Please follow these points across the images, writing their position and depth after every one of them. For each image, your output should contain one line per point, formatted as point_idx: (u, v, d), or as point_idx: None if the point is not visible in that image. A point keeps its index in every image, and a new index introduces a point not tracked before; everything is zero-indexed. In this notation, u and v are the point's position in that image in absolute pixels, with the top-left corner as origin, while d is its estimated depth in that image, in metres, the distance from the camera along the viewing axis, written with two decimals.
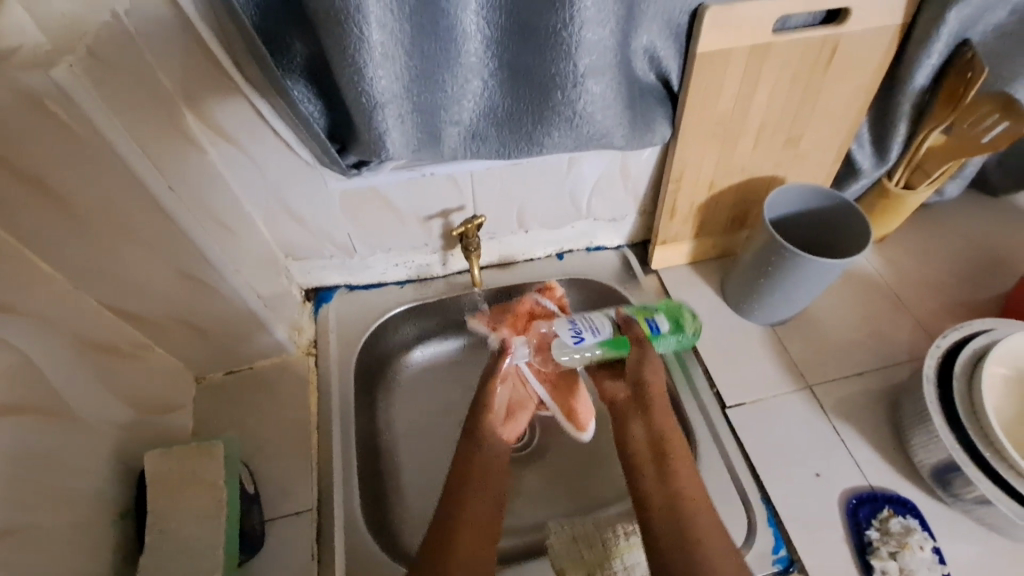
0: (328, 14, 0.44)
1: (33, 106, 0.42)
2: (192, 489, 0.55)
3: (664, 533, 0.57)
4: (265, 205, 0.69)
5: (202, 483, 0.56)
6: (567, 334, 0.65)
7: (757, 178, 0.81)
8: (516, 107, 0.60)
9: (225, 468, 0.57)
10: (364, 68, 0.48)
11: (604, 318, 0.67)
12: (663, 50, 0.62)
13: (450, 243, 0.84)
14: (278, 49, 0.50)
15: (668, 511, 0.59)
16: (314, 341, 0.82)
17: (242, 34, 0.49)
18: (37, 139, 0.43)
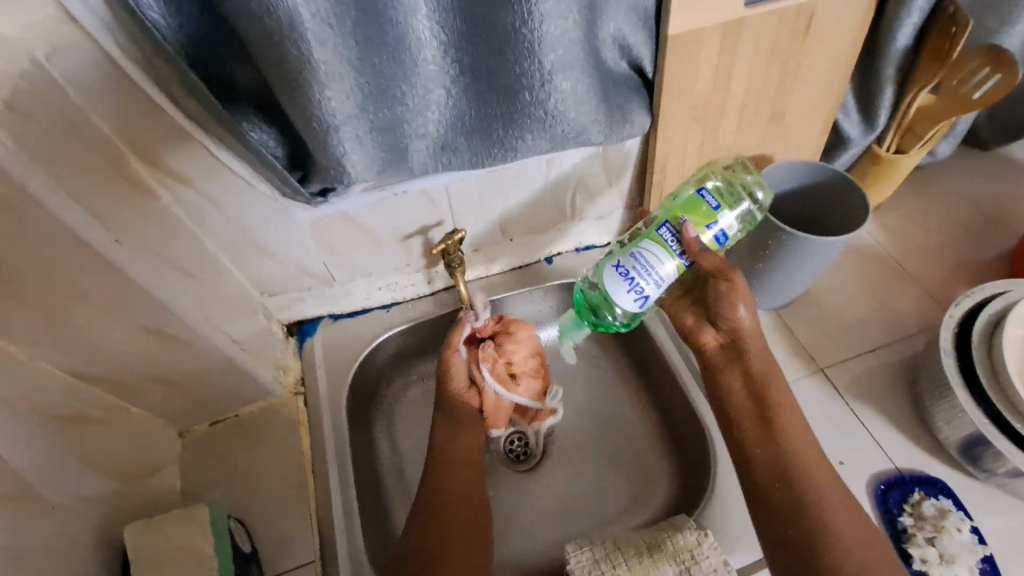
0: (260, 35, 0.41)
1: None
2: (180, 559, 0.51)
3: (777, 493, 0.55)
4: (231, 244, 0.65)
5: (190, 552, 0.52)
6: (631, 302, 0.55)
7: (744, 159, 0.78)
8: (484, 113, 0.56)
9: (210, 532, 0.53)
10: (310, 90, 0.44)
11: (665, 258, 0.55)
12: (633, 37, 0.58)
13: (433, 261, 0.80)
14: (214, 78, 0.46)
15: (778, 479, 0.55)
16: (301, 378, 0.78)
17: (172, 67, 0.45)
18: None
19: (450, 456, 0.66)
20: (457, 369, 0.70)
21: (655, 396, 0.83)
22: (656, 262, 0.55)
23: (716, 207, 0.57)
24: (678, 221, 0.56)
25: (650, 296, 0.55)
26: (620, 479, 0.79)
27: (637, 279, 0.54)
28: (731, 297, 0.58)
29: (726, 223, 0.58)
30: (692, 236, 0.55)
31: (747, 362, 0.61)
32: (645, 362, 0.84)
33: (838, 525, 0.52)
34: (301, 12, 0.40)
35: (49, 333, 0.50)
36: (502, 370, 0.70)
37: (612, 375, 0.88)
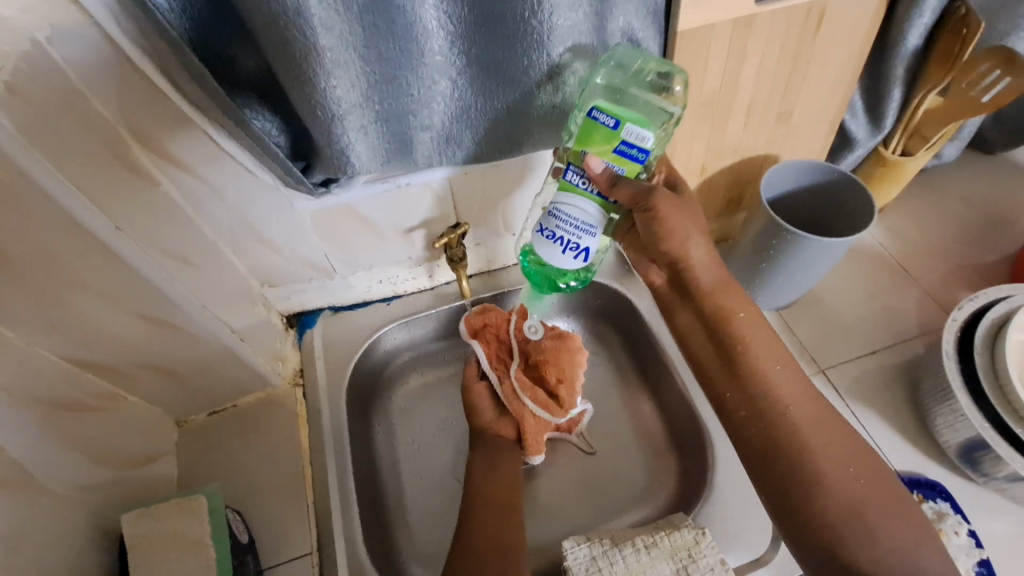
0: (268, 21, 0.40)
1: None
2: (178, 549, 0.51)
3: (755, 436, 0.56)
4: (232, 233, 0.64)
5: (188, 542, 0.51)
6: (568, 259, 0.54)
7: (749, 158, 0.78)
8: (490, 105, 0.55)
9: (207, 523, 0.53)
10: (316, 77, 0.43)
11: (586, 202, 0.54)
12: (643, 32, 0.58)
13: (435, 254, 0.79)
14: (219, 65, 0.45)
15: (751, 417, 0.56)
16: (300, 370, 0.78)
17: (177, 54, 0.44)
18: None
19: (486, 481, 0.68)
20: (484, 402, 0.74)
21: (654, 393, 0.83)
22: (575, 211, 0.54)
23: (614, 125, 0.50)
24: (580, 156, 0.53)
25: (586, 245, 0.54)
26: (619, 476, 0.79)
27: (563, 234, 0.54)
28: (665, 228, 0.56)
29: (635, 135, 0.50)
30: (596, 171, 0.52)
31: (697, 301, 0.60)
32: (645, 359, 0.84)
33: (812, 469, 0.52)
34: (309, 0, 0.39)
35: (48, 320, 0.49)
36: (539, 397, 0.72)
37: (611, 372, 0.88)
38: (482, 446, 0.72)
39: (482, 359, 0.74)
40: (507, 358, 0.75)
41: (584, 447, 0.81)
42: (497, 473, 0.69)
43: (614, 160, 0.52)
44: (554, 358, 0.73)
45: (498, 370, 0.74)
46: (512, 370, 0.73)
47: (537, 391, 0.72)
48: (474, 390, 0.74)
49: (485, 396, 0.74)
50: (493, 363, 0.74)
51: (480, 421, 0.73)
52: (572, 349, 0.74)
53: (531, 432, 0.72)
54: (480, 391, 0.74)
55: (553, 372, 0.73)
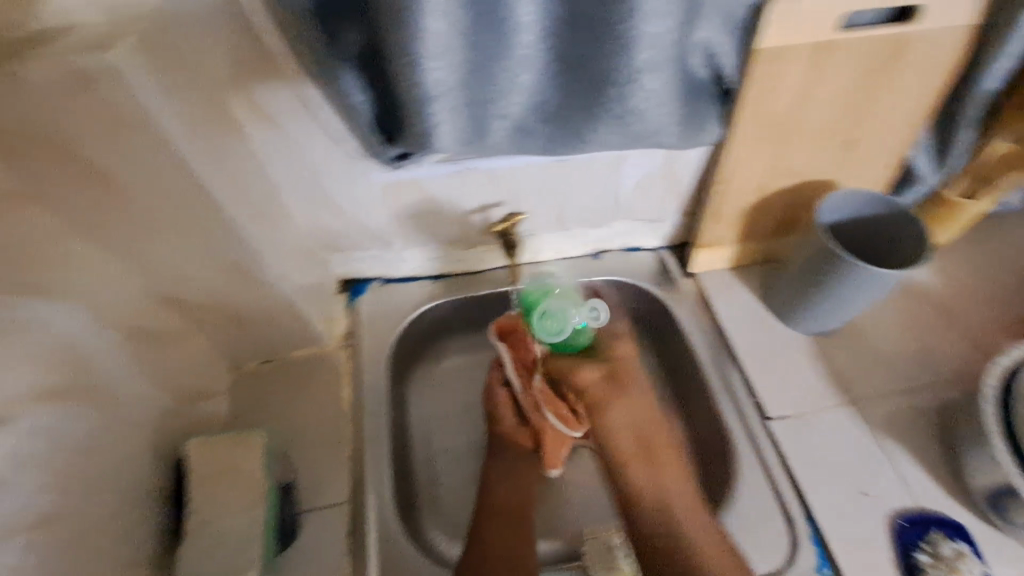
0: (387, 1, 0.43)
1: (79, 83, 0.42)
2: (232, 482, 0.55)
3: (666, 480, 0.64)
4: (306, 194, 0.68)
5: (241, 475, 0.55)
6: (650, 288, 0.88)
7: (808, 182, 0.79)
8: (566, 102, 0.58)
9: (263, 459, 0.57)
10: (420, 57, 0.46)
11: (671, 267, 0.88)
12: (720, 46, 0.60)
13: (487, 239, 0.83)
14: (330, 36, 0.49)
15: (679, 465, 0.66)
16: (347, 333, 0.82)
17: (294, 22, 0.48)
18: (86, 120, 0.44)
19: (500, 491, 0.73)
20: (505, 408, 0.77)
21: (682, 401, 0.85)
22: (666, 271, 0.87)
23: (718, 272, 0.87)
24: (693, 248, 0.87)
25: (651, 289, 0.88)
26: None
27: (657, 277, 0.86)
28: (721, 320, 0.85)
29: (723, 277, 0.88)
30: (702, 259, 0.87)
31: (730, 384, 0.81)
32: (677, 367, 0.86)
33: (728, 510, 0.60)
34: None
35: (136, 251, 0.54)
36: (560, 411, 0.72)
37: (640, 375, 0.90)
38: (500, 452, 0.76)
39: (506, 367, 0.76)
40: (530, 366, 0.75)
41: (608, 450, 0.82)
42: (515, 484, 0.74)
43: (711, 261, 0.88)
44: (577, 373, 0.71)
45: (520, 380, 0.75)
46: (533, 383, 0.73)
47: (560, 407, 0.72)
48: (497, 396, 0.77)
49: (507, 403, 0.77)
50: (517, 371, 0.75)
51: (501, 428, 0.77)
52: (602, 378, 0.68)
53: (549, 446, 0.74)
54: (503, 396, 0.78)
55: (578, 399, 0.70)
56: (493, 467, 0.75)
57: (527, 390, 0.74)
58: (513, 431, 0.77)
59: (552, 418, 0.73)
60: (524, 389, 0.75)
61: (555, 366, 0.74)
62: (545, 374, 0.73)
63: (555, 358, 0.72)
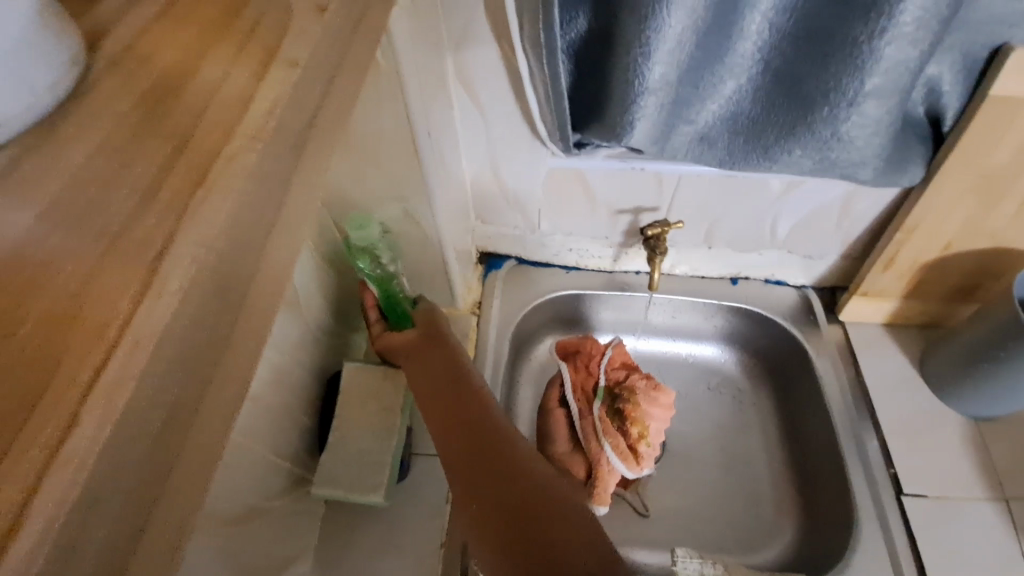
0: None
1: None
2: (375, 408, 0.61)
3: None
4: (478, 164, 0.73)
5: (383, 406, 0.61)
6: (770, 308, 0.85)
7: (1006, 250, 0.70)
8: (765, 116, 0.56)
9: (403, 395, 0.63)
10: (647, 50, 0.47)
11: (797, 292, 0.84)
12: (948, 84, 0.56)
13: (629, 241, 0.83)
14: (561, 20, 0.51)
15: None
16: (478, 302, 0.85)
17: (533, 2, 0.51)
18: None
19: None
20: (561, 428, 0.77)
21: (800, 451, 0.79)
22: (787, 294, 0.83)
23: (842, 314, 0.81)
24: None
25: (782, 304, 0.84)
26: (736, 515, 0.77)
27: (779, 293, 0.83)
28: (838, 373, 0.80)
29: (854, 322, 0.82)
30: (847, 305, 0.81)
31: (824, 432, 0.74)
32: (802, 414, 0.81)
33: None
34: None
35: None
36: (618, 440, 0.73)
37: (755, 414, 0.85)
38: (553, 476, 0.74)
39: (567, 386, 0.78)
40: (591, 393, 0.78)
41: (640, 506, 0.77)
42: None
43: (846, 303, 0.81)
44: (638, 402, 0.74)
45: (579, 403, 0.77)
46: (595, 408, 0.75)
47: (617, 437, 0.73)
48: (552, 415, 0.78)
49: (562, 424, 0.77)
50: (574, 397, 0.78)
51: (553, 449, 0.76)
52: (657, 405, 0.74)
53: (605, 475, 0.71)
54: (557, 417, 0.78)
55: (636, 425, 0.73)
56: None
57: (584, 414, 0.76)
58: (567, 453, 0.75)
59: (611, 444, 0.72)
60: (582, 414, 0.76)
61: (616, 396, 0.77)
62: (605, 399, 0.77)
63: (616, 386, 0.77)
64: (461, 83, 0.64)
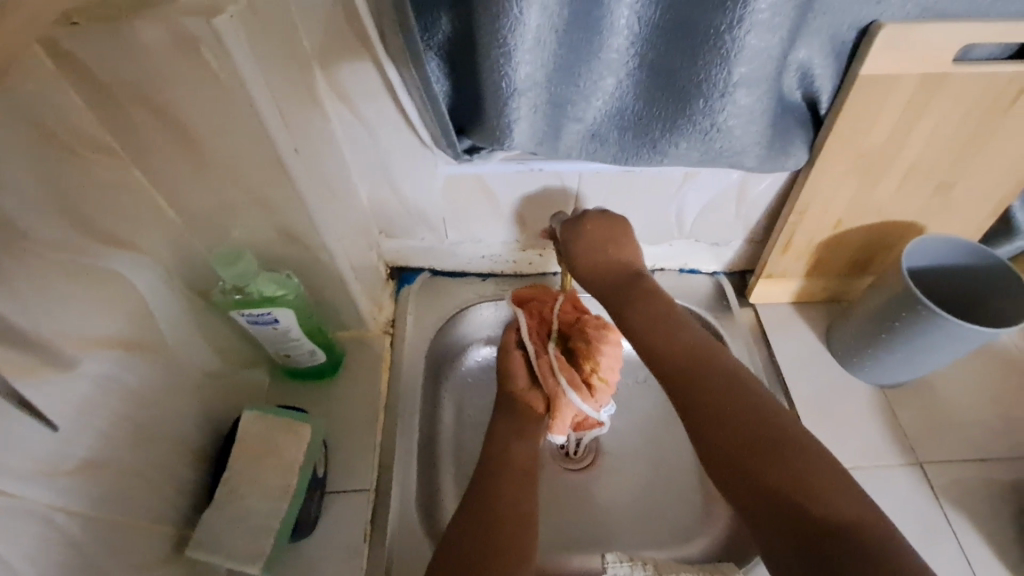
0: None
1: (186, 49, 0.41)
2: (271, 462, 0.55)
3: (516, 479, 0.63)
4: (371, 176, 0.69)
5: (282, 461, 0.56)
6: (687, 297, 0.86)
7: (892, 224, 0.73)
8: (647, 110, 0.56)
9: (304, 455, 0.56)
10: (512, 51, 0.45)
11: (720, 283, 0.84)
12: (820, 68, 0.57)
13: (541, 243, 0.81)
14: (423, 23, 0.48)
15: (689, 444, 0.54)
16: (391, 320, 0.81)
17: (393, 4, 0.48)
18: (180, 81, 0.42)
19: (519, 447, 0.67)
20: (520, 370, 0.72)
21: None
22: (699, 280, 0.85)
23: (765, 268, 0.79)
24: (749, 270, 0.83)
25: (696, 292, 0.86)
26: (670, 508, 0.77)
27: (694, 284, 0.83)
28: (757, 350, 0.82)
29: (766, 296, 0.84)
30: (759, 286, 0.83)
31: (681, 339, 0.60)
32: None
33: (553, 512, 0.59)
34: None
35: (206, 212, 0.54)
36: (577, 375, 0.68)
37: None
38: (507, 413, 0.70)
39: (522, 330, 0.73)
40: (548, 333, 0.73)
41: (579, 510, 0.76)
42: (520, 448, 0.66)
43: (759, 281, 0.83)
44: (599, 331, 0.69)
45: (537, 338, 0.72)
46: (551, 347, 0.71)
47: (572, 373, 0.69)
48: (509, 357, 0.73)
49: (520, 364, 0.72)
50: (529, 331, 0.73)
51: (512, 388, 0.71)
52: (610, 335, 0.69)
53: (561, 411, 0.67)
54: (515, 358, 0.73)
55: (587, 361, 0.68)
56: (499, 428, 0.69)
57: (542, 347, 0.72)
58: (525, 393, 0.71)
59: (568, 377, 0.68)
60: (541, 349, 0.72)
61: (571, 337, 0.72)
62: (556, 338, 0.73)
63: (569, 328, 0.73)
64: (336, 94, 0.59)
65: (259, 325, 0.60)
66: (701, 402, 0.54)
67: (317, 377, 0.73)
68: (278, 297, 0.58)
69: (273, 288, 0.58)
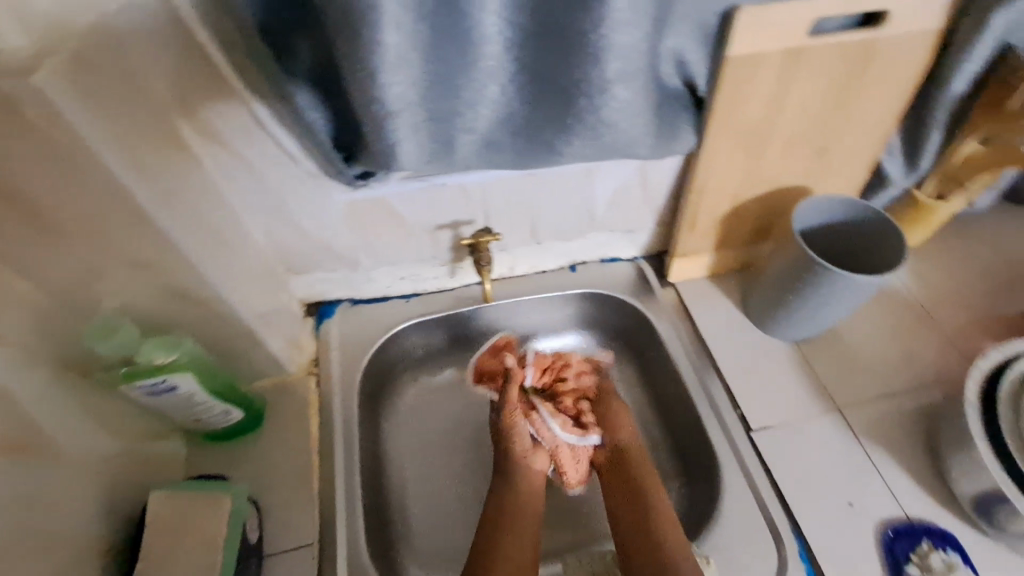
0: (339, 15, 0.40)
1: None
2: (190, 539, 0.51)
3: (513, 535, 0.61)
4: (263, 215, 0.65)
5: (201, 537, 0.51)
6: (611, 287, 0.88)
7: (782, 191, 0.78)
8: (535, 113, 0.55)
9: (227, 525, 0.52)
10: (379, 73, 0.44)
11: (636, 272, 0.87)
12: (691, 53, 0.59)
13: (459, 256, 0.80)
14: (282, 53, 0.46)
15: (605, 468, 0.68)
16: (315, 360, 0.77)
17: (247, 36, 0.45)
18: None
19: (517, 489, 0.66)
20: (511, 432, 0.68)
21: (666, 416, 0.83)
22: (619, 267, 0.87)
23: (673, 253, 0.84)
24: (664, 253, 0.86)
25: (619, 280, 0.88)
26: None
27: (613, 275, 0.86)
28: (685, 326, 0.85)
29: (684, 273, 0.87)
30: (675, 267, 0.86)
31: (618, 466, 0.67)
32: (661, 380, 0.84)
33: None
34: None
35: (69, 284, 0.49)
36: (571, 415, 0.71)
37: (622, 390, 0.87)
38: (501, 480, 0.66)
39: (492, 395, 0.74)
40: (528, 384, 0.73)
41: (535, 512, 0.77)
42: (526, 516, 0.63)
43: (675, 262, 0.86)
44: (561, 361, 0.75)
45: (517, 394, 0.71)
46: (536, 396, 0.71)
47: (563, 416, 0.71)
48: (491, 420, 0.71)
49: (512, 422, 0.68)
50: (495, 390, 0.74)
51: (503, 453, 0.68)
52: (618, 403, 0.73)
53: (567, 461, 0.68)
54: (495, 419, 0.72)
55: (571, 398, 0.73)
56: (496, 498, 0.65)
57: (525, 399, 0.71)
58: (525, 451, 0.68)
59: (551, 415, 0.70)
60: (526, 399, 0.71)
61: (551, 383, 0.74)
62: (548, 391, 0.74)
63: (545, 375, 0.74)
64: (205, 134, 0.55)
65: (160, 395, 0.56)
66: (622, 480, 0.67)
67: (244, 433, 0.69)
68: (174, 361, 0.54)
69: (166, 353, 0.54)
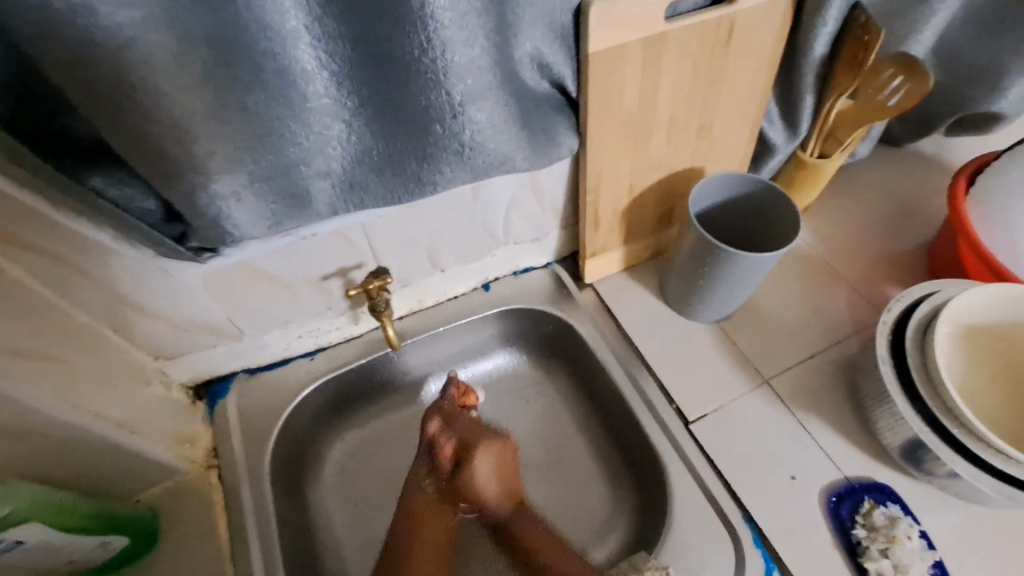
0: (107, 85, 0.36)
1: None
2: None
3: None
4: (105, 310, 0.56)
5: None
6: (530, 298, 0.84)
7: (676, 174, 0.76)
8: (393, 147, 0.50)
9: None
10: (184, 134, 0.40)
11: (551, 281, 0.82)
12: (552, 56, 0.53)
13: (357, 302, 0.73)
14: (65, 137, 0.41)
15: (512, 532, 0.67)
16: (213, 449, 0.69)
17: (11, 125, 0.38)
18: None
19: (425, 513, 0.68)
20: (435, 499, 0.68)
21: (606, 421, 0.80)
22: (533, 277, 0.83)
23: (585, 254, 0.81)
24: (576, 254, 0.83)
25: (536, 289, 0.84)
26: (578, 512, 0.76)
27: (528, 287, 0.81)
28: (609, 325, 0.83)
29: (601, 271, 0.85)
30: (589, 267, 0.83)
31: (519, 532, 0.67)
32: (594, 386, 0.81)
33: None
34: (131, 51, 0.35)
35: None
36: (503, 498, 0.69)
37: (558, 404, 0.84)
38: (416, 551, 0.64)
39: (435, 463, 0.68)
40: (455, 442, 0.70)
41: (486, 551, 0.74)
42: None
43: (589, 262, 0.82)
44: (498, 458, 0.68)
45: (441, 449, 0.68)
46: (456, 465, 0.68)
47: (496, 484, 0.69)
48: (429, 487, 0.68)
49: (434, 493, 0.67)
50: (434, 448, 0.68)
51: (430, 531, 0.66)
52: (514, 465, 0.70)
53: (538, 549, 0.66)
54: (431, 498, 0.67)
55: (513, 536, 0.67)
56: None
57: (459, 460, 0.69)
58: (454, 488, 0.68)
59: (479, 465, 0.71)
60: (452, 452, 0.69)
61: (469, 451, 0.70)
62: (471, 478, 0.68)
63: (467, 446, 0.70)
64: None
65: None
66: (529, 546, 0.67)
67: (132, 560, 0.60)
68: (11, 514, 0.47)
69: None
